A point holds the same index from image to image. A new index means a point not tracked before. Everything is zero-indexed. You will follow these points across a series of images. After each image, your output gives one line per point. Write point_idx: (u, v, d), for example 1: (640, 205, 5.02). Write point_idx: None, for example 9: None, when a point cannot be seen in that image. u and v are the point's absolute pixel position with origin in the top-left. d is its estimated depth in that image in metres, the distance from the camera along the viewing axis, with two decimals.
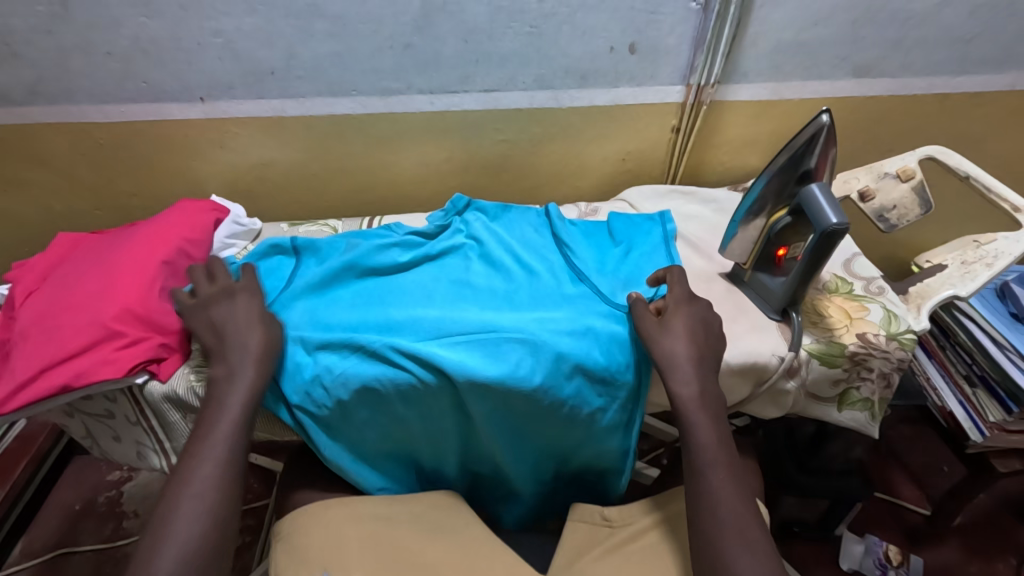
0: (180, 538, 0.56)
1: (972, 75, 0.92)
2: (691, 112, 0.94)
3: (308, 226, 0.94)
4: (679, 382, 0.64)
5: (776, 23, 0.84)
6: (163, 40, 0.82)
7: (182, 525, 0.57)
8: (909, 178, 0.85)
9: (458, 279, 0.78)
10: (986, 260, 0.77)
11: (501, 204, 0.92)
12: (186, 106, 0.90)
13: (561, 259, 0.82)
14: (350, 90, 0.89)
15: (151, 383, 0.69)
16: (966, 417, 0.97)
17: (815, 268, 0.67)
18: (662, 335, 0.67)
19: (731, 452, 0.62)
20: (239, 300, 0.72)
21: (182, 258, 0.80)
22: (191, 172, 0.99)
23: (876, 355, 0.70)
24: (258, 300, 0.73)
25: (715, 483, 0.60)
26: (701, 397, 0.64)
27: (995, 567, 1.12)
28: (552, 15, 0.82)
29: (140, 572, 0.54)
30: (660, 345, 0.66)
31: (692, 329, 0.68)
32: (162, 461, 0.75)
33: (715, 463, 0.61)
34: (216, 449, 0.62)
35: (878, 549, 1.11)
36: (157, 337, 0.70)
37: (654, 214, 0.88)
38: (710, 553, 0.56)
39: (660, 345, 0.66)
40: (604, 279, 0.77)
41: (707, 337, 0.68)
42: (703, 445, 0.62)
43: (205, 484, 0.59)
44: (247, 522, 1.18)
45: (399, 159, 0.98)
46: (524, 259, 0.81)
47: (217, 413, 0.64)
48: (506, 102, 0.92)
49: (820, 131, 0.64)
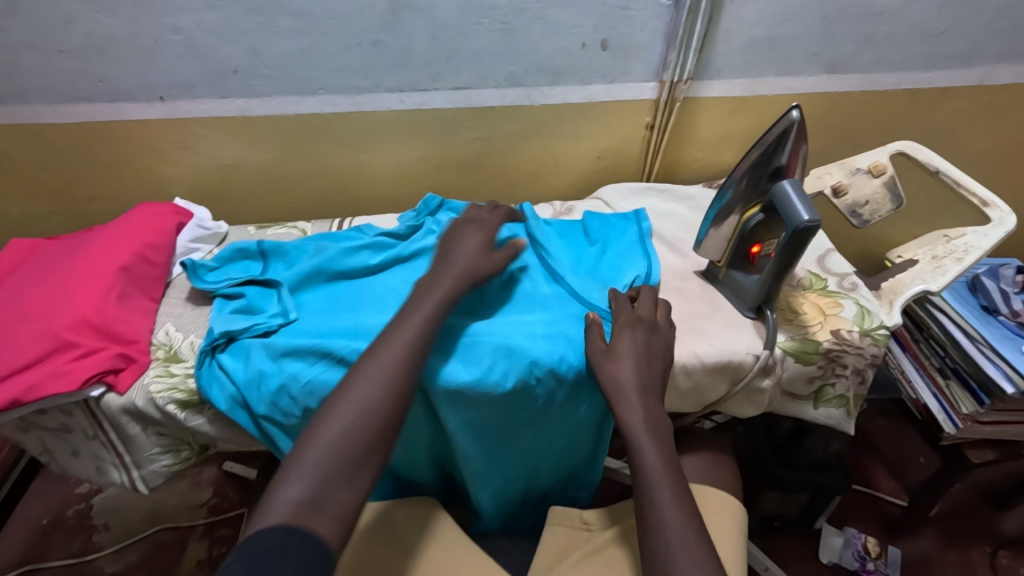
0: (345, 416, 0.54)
1: (941, 71, 0.93)
2: (665, 109, 0.93)
3: (276, 228, 0.91)
4: (626, 410, 0.62)
5: (748, 19, 0.84)
6: (119, 37, 0.79)
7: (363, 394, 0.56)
8: (881, 173, 0.85)
9: None
10: (957, 255, 0.78)
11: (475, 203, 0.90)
12: (146, 106, 0.86)
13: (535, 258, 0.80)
14: (317, 89, 0.86)
15: (108, 396, 0.67)
16: (940, 409, 0.97)
17: (788, 264, 0.67)
18: (629, 334, 0.66)
19: (675, 473, 0.60)
20: (469, 229, 0.76)
21: (141, 265, 0.77)
22: (153, 174, 0.95)
23: (850, 352, 0.70)
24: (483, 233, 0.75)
25: (674, 493, 0.58)
26: (648, 402, 0.63)
27: (971, 556, 1.13)
28: (523, 11, 0.80)
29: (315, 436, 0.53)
30: (608, 373, 0.64)
31: (642, 327, 0.67)
32: (121, 477, 0.72)
33: (666, 491, 0.58)
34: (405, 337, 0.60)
35: (856, 542, 1.13)
36: (114, 348, 0.68)
37: (631, 212, 0.87)
38: (658, 568, 0.55)
39: (604, 372, 0.64)
40: (580, 280, 0.76)
41: (654, 338, 0.67)
42: (649, 473, 0.59)
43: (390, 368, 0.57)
44: (222, 531, 1.16)
45: (370, 159, 0.96)
46: None
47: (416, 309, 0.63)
48: (477, 100, 0.90)
49: (791, 127, 0.63)
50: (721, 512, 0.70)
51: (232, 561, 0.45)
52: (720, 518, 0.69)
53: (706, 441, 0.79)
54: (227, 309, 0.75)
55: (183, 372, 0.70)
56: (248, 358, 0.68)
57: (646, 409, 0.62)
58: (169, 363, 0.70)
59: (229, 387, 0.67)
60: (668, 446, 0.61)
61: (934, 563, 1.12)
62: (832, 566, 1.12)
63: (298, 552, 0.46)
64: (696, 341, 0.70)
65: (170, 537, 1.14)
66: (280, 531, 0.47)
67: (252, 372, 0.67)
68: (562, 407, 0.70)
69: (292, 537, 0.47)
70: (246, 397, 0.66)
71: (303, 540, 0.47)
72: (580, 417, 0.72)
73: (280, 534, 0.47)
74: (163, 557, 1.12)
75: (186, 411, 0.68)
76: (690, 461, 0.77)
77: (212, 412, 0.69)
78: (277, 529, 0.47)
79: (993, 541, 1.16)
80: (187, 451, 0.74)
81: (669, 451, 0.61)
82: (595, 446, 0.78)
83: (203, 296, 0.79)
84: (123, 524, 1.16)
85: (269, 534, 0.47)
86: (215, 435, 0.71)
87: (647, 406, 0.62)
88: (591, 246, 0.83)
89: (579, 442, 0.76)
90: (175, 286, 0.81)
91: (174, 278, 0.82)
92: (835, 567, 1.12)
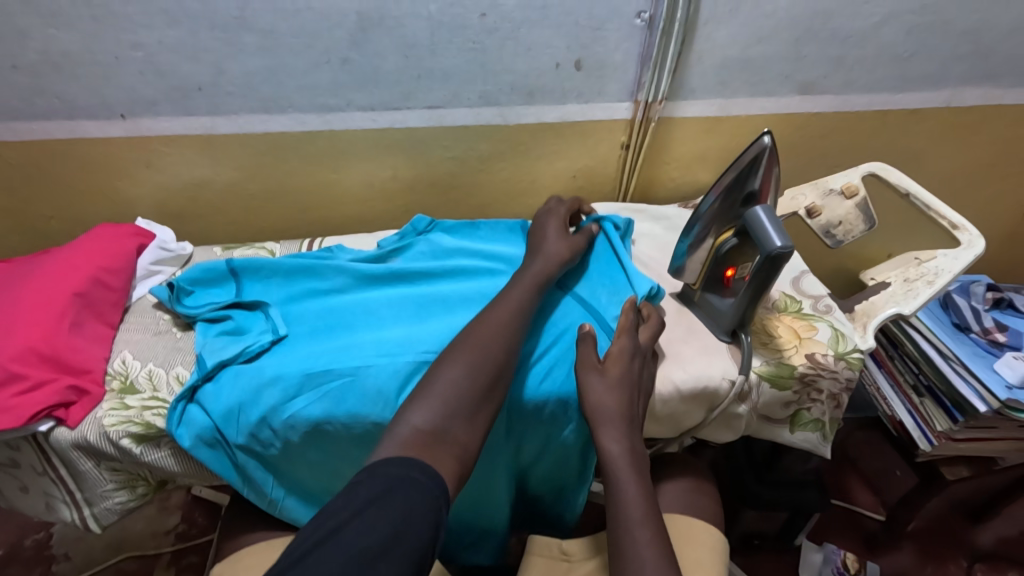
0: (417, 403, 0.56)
1: (911, 93, 0.94)
2: (640, 129, 0.93)
3: (243, 248, 0.89)
4: (608, 438, 0.60)
5: (722, 40, 0.84)
6: (77, 54, 0.76)
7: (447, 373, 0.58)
8: (853, 195, 0.85)
9: (413, 299, 0.75)
10: (928, 278, 0.79)
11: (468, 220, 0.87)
12: (106, 123, 0.84)
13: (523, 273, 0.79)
14: (286, 107, 0.84)
15: (58, 430, 0.64)
16: (915, 427, 0.98)
17: (762, 289, 0.66)
18: (615, 359, 0.64)
19: (649, 507, 0.58)
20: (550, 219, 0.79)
21: (96, 289, 0.74)
22: (114, 192, 0.92)
23: (825, 376, 0.70)
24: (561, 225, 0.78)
25: (648, 527, 0.57)
26: (628, 431, 0.61)
27: (948, 569, 1.14)
28: (496, 31, 0.80)
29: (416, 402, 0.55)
30: (585, 399, 0.62)
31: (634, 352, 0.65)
32: (73, 514, 0.69)
33: (642, 526, 0.57)
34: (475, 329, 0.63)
35: (836, 558, 1.10)
36: (64, 379, 0.65)
37: (622, 222, 0.84)
38: None
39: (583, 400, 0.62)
40: (589, 292, 0.74)
41: (640, 364, 0.65)
42: (629, 506, 0.58)
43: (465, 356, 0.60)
44: (189, 559, 1.11)
45: (342, 177, 0.94)
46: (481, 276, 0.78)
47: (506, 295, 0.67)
48: (451, 119, 0.89)
49: (762, 153, 0.63)
50: (702, 542, 0.68)
51: (360, 482, 0.46)
52: (699, 547, 0.67)
53: (687, 468, 0.78)
54: (209, 333, 0.72)
55: (140, 404, 0.67)
56: (222, 390, 0.65)
57: (626, 437, 0.61)
58: (124, 395, 0.67)
59: (204, 420, 0.65)
60: (647, 481, 0.60)
61: None
62: None
63: (424, 485, 0.47)
64: (671, 367, 0.69)
65: (134, 567, 1.09)
66: (405, 463, 0.49)
67: (229, 404, 0.64)
68: (549, 433, 0.69)
69: (418, 471, 0.48)
70: (224, 431, 0.64)
71: (427, 474, 0.49)
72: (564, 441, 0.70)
73: (404, 466, 0.48)
74: None
75: (142, 445, 0.65)
76: (670, 487, 0.75)
77: (171, 445, 0.66)
78: (403, 460, 0.49)
79: (969, 555, 1.16)
80: (143, 487, 0.71)
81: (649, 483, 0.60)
82: (581, 472, 0.74)
83: (185, 322, 0.76)
84: (85, 553, 1.11)
85: (395, 464, 0.48)
86: (176, 469, 0.68)
87: (625, 437, 0.60)
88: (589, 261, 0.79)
89: (562, 469, 0.75)
90: (134, 311, 0.78)
91: (133, 303, 0.79)
92: None
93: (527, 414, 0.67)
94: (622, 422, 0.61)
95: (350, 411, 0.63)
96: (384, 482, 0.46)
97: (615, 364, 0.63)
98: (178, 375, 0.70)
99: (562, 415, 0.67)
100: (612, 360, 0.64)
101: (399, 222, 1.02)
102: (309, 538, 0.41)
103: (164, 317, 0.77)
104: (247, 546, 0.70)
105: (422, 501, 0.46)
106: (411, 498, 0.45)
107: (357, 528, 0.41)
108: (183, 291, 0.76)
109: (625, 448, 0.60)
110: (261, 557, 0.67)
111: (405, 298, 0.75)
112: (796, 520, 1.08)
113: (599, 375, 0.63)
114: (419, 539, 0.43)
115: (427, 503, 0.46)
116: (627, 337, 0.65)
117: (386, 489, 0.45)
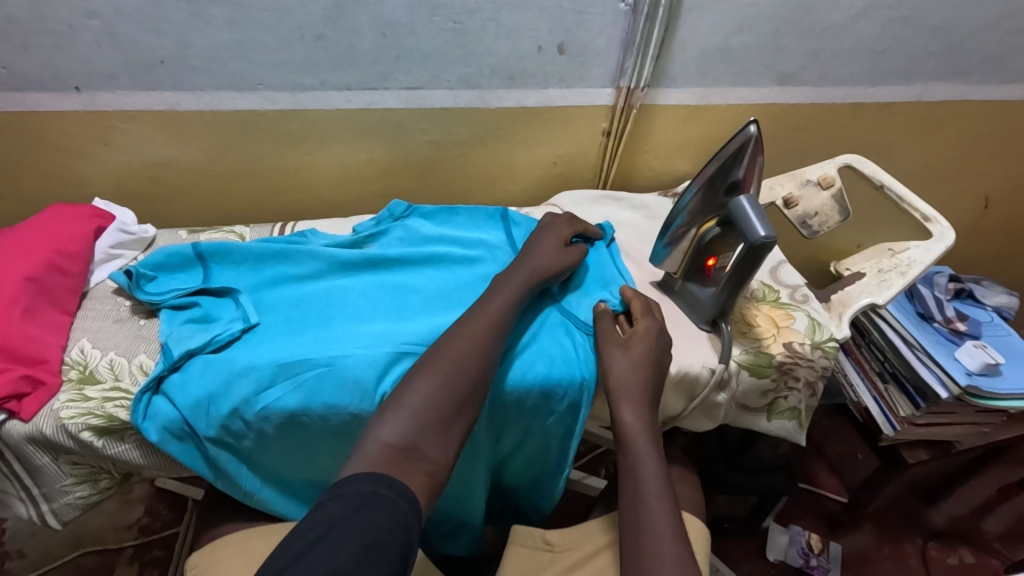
0: (402, 404, 0.55)
1: (885, 86, 0.95)
2: (622, 116, 0.92)
3: (211, 232, 0.85)
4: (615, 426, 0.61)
5: (705, 28, 0.84)
6: (25, 21, 0.71)
7: (419, 382, 0.57)
8: (829, 186, 0.87)
9: (395, 285, 0.73)
10: (901, 268, 0.82)
11: (446, 206, 0.85)
12: (59, 96, 0.78)
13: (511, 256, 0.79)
14: (255, 84, 0.80)
15: (10, 423, 0.61)
16: (880, 412, 1.00)
17: (742, 280, 0.67)
18: (642, 356, 0.64)
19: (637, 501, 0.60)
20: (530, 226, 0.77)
21: (51, 275, 0.70)
22: (69, 171, 0.87)
23: (802, 364, 0.71)
24: (550, 237, 0.76)
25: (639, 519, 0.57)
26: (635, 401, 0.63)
27: (905, 548, 1.19)
28: (476, 12, 0.77)
29: (387, 413, 0.54)
30: None
31: (661, 330, 0.67)
32: (30, 511, 0.65)
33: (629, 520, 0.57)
34: (458, 328, 0.62)
35: (801, 539, 1.16)
36: (18, 369, 0.62)
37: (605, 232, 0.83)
38: None
39: None
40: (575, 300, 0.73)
41: (661, 359, 0.65)
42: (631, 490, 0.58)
43: (452, 352, 0.59)
44: (154, 554, 1.07)
45: (314, 160, 0.90)
46: (463, 264, 0.77)
47: (477, 307, 0.65)
48: (429, 102, 0.86)
49: (747, 142, 0.63)
50: (688, 536, 0.69)
51: (324, 502, 0.45)
52: None
53: (666, 457, 0.79)
54: (178, 320, 0.69)
55: (100, 395, 0.63)
56: (189, 380, 0.63)
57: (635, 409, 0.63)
58: (83, 385, 0.64)
59: (169, 412, 0.62)
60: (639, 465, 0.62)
61: (872, 557, 1.17)
62: (778, 564, 1.14)
63: (393, 501, 0.46)
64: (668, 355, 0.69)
65: (94, 562, 1.05)
66: (372, 479, 0.47)
67: (197, 395, 0.61)
68: (531, 422, 0.68)
69: (387, 487, 0.47)
70: (191, 422, 0.61)
71: (395, 489, 0.47)
72: (543, 432, 0.69)
73: (371, 482, 0.47)
74: None
75: (104, 439, 0.62)
76: None
77: (135, 438, 0.63)
78: (370, 476, 0.48)
79: (925, 534, 1.21)
80: (106, 481, 0.68)
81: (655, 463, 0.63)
82: (558, 464, 0.73)
83: (147, 310, 0.72)
84: (40, 549, 1.06)
85: (361, 480, 0.47)
86: (142, 463, 0.65)
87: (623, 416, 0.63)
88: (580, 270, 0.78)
89: (540, 459, 0.74)
90: (93, 298, 0.74)
91: (92, 289, 0.75)
92: (781, 565, 1.14)
93: (509, 404, 0.66)
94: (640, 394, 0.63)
95: (327, 403, 0.61)
96: (351, 501, 0.45)
97: (641, 339, 0.65)
98: (142, 364, 0.66)
99: (544, 407, 0.67)
100: (637, 335, 0.66)
101: (374, 207, 0.99)
102: (273, 565, 0.40)
103: (128, 304, 0.73)
104: (221, 537, 0.68)
105: (391, 519, 0.45)
106: (379, 515, 0.45)
107: (321, 554, 0.40)
108: (152, 276, 0.73)
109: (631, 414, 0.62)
110: (241, 547, 0.65)
111: (385, 285, 0.73)
112: (762, 506, 1.10)
113: (623, 349, 0.65)
114: (385, 562, 0.42)
115: (397, 520, 0.45)
116: (649, 317, 0.67)
117: (352, 508, 0.44)
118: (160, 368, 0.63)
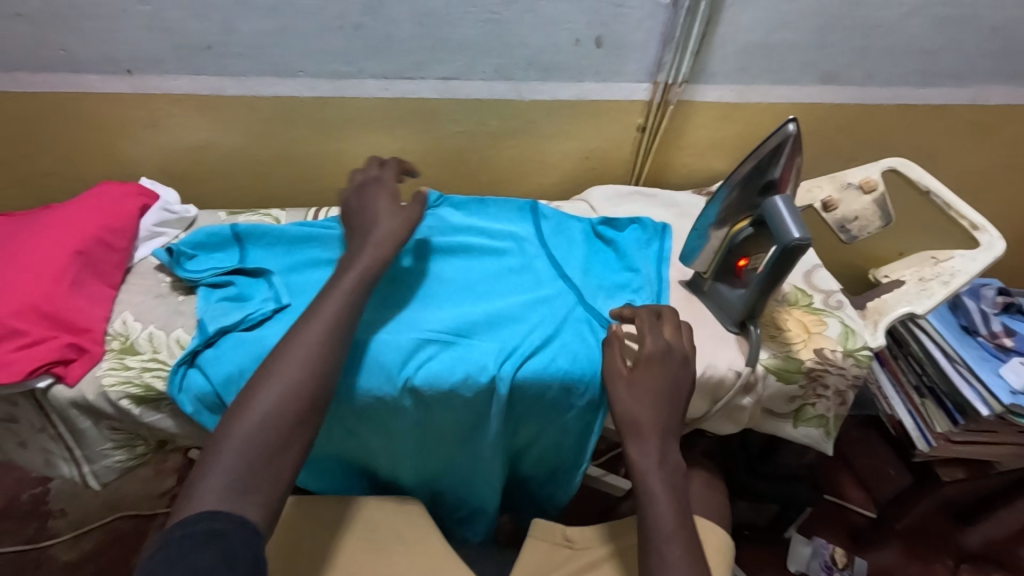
0: None
1: (936, 88, 0.91)
2: (658, 112, 0.91)
3: (248, 215, 0.87)
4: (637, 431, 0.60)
5: (745, 24, 0.82)
6: (83, 5, 0.74)
7: None
8: (872, 189, 0.84)
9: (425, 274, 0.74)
10: (944, 278, 0.79)
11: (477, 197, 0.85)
12: (111, 78, 0.82)
13: (538, 248, 0.78)
14: (295, 71, 0.82)
15: (56, 387, 0.64)
16: (915, 428, 0.96)
17: (775, 282, 0.65)
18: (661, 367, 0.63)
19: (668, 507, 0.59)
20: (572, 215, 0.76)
21: (99, 249, 0.73)
22: (118, 151, 0.90)
23: (831, 372, 0.69)
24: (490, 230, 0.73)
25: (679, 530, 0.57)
26: (660, 404, 0.62)
27: (934, 568, 1.15)
28: (513, 2, 0.77)
29: None
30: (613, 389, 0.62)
31: (669, 352, 0.64)
32: (71, 471, 0.69)
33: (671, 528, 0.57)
34: None
35: (825, 552, 1.12)
36: (65, 337, 0.65)
37: (655, 225, 0.82)
38: None
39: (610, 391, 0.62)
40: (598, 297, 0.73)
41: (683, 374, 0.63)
42: None
43: None
44: None
45: (349, 148, 0.92)
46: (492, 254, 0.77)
47: None
48: (464, 92, 0.87)
49: (786, 141, 0.61)
50: (710, 545, 0.68)
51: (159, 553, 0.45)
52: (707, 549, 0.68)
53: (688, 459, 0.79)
54: (215, 297, 0.72)
55: (139, 365, 0.66)
56: (222, 355, 0.65)
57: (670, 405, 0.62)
58: (124, 355, 0.67)
59: (202, 384, 0.64)
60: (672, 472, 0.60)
61: None
62: None
63: (233, 533, 0.47)
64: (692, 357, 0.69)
65: (129, 526, 1.10)
66: (206, 517, 0.48)
67: (228, 369, 0.64)
68: (549, 416, 0.69)
69: (225, 520, 0.48)
70: (222, 396, 0.63)
71: (236, 523, 0.48)
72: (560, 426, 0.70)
73: (206, 519, 0.48)
74: (121, 546, 1.08)
75: (141, 407, 0.65)
76: None
77: (170, 408, 0.66)
78: (205, 515, 0.48)
79: (957, 555, 1.17)
80: (142, 447, 0.71)
81: (674, 463, 0.61)
82: (574, 458, 0.73)
83: (186, 287, 0.75)
84: (80, 511, 1.11)
85: (198, 521, 0.47)
86: (176, 432, 0.68)
87: (660, 417, 0.62)
88: (622, 266, 0.78)
89: (556, 453, 0.74)
90: (137, 273, 0.77)
91: (136, 264, 0.78)
92: None
93: (528, 397, 0.66)
94: (666, 394, 0.62)
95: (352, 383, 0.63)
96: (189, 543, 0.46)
97: (651, 380, 0.62)
98: (179, 338, 0.69)
99: (564, 402, 0.67)
100: (648, 373, 0.63)
101: (406, 195, 1.00)
102: None
103: (168, 280, 0.76)
104: None
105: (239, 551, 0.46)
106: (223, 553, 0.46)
107: None
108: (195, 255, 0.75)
109: (666, 408, 0.62)
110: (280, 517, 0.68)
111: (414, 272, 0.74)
112: (785, 515, 1.08)
113: (627, 386, 0.62)
114: None
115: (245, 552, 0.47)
116: (654, 340, 0.64)
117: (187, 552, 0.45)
118: (195, 343, 0.66)
